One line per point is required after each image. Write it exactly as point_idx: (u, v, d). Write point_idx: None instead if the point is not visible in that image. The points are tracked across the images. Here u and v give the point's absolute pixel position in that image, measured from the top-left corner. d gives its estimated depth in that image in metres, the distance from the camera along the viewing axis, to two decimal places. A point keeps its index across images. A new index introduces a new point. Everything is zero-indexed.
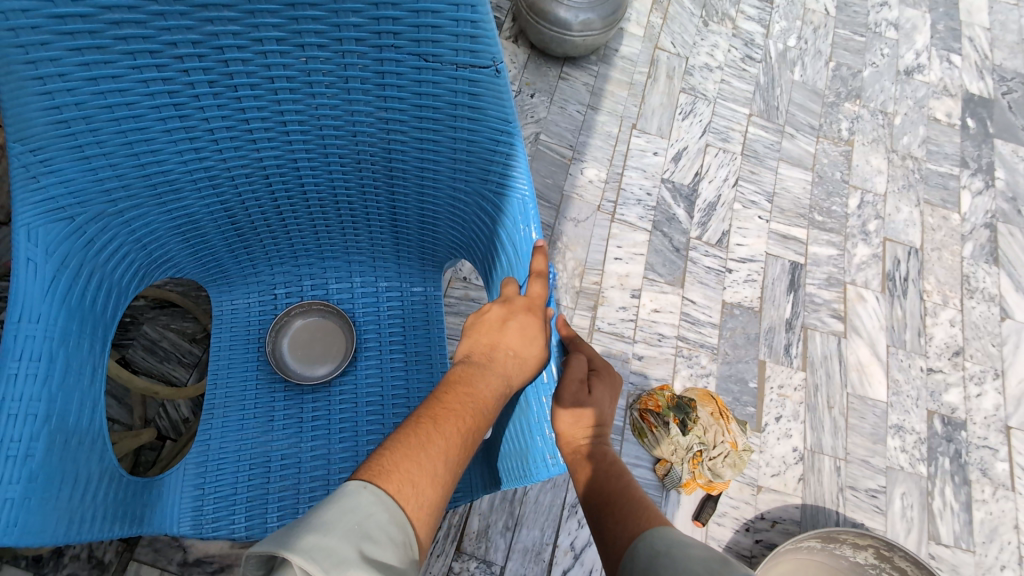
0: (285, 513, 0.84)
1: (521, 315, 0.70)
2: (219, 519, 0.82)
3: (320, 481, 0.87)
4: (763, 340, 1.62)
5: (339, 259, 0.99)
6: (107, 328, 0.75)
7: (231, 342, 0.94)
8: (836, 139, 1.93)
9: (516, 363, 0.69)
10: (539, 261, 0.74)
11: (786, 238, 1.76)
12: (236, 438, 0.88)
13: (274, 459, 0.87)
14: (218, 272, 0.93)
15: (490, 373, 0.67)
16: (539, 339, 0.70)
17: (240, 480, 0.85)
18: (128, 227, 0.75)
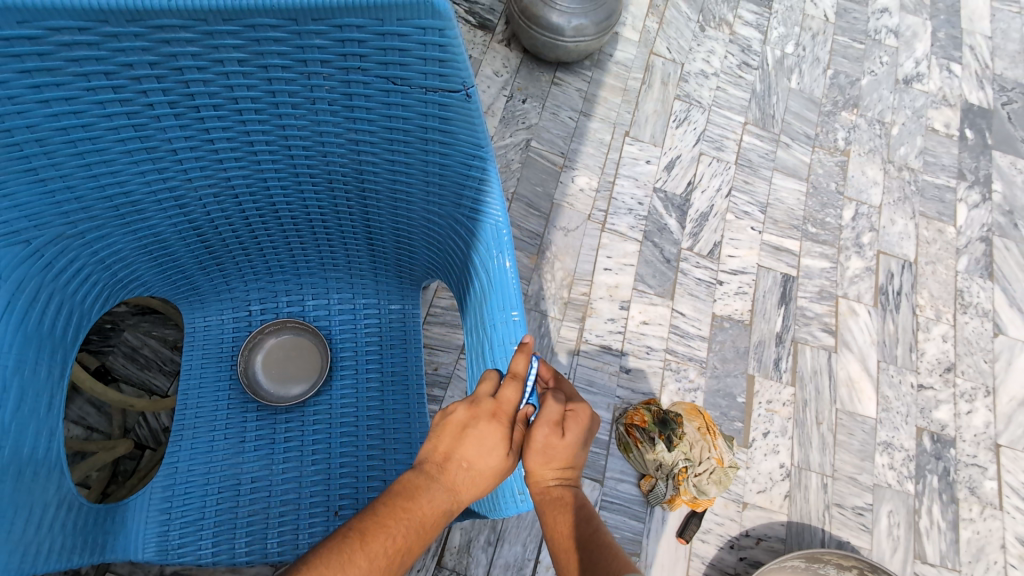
0: (254, 537, 0.83)
1: (480, 425, 0.66)
2: (185, 545, 0.81)
3: (291, 505, 0.85)
4: (752, 353, 1.61)
5: (315, 276, 0.97)
6: (65, 351, 0.74)
7: (204, 361, 0.93)
8: (832, 149, 1.90)
9: (464, 495, 0.65)
10: (512, 388, 0.68)
11: (778, 250, 1.74)
12: (205, 459, 0.86)
13: (244, 482, 0.86)
14: (190, 289, 0.91)
15: (436, 498, 0.64)
16: (499, 444, 0.65)
17: (208, 502, 0.83)
18: (90, 247, 0.74)
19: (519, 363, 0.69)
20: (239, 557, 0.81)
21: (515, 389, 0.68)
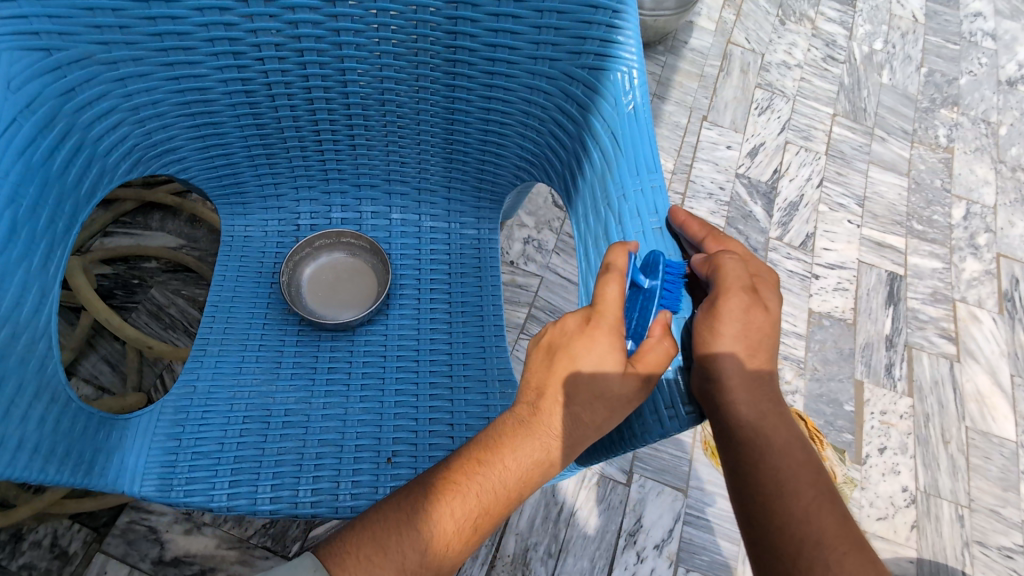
0: (282, 481, 0.64)
1: (577, 344, 0.54)
2: (194, 483, 0.63)
3: (331, 446, 0.67)
4: (859, 357, 1.38)
5: (378, 189, 0.82)
6: (73, 208, 0.60)
7: (240, 274, 0.77)
8: (933, 145, 1.71)
9: (572, 435, 0.54)
10: (611, 282, 0.55)
11: (880, 246, 1.53)
12: (230, 383, 0.69)
13: (275, 414, 0.68)
14: (233, 186, 0.77)
15: (528, 442, 0.54)
16: (606, 365, 0.53)
17: (228, 432, 0.66)
18: (123, 86, 0.61)
19: (615, 285, 0.55)
20: (261, 504, 0.62)
21: (617, 282, 0.55)
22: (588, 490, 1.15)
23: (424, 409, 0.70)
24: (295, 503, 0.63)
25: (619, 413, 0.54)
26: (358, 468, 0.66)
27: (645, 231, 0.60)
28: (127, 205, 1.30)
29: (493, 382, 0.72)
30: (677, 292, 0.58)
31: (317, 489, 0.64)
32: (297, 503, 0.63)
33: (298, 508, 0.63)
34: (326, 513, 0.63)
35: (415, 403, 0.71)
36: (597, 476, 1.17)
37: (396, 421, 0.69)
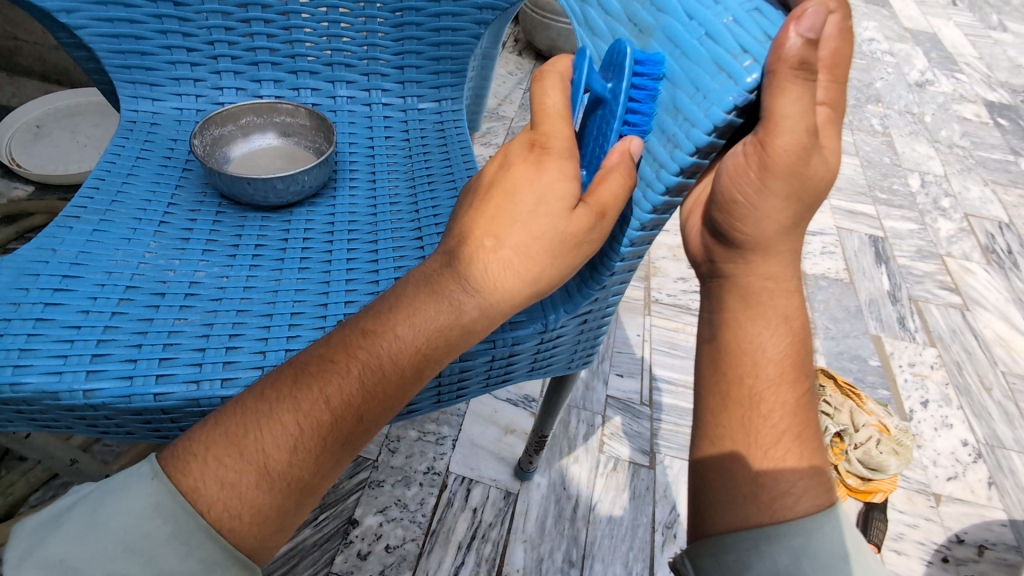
0: (177, 357, 0.48)
1: (518, 170, 0.40)
2: (37, 350, 0.47)
3: (255, 313, 0.53)
4: (867, 313, 1.28)
5: (320, 77, 0.73)
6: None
7: (141, 153, 0.64)
8: (871, 132, 1.78)
9: (496, 287, 0.39)
10: (553, 89, 0.41)
11: (853, 213, 1.51)
12: (115, 250, 0.55)
13: (175, 283, 0.54)
14: (136, 59, 0.66)
15: (434, 312, 0.40)
16: (546, 192, 0.38)
17: (100, 302, 0.51)
18: None
19: (554, 93, 0.41)
20: (142, 388, 0.46)
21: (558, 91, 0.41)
22: (605, 479, 0.92)
23: (385, 271, 0.57)
24: (197, 376, 0.47)
25: (564, 264, 0.40)
26: (295, 330, 0.52)
27: None
28: (38, 218, 1.04)
29: None
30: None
31: (232, 363, 0.49)
32: (198, 384, 0.47)
33: (199, 391, 0.47)
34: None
35: (370, 266, 0.58)
36: (613, 460, 0.95)
37: (346, 290, 0.55)
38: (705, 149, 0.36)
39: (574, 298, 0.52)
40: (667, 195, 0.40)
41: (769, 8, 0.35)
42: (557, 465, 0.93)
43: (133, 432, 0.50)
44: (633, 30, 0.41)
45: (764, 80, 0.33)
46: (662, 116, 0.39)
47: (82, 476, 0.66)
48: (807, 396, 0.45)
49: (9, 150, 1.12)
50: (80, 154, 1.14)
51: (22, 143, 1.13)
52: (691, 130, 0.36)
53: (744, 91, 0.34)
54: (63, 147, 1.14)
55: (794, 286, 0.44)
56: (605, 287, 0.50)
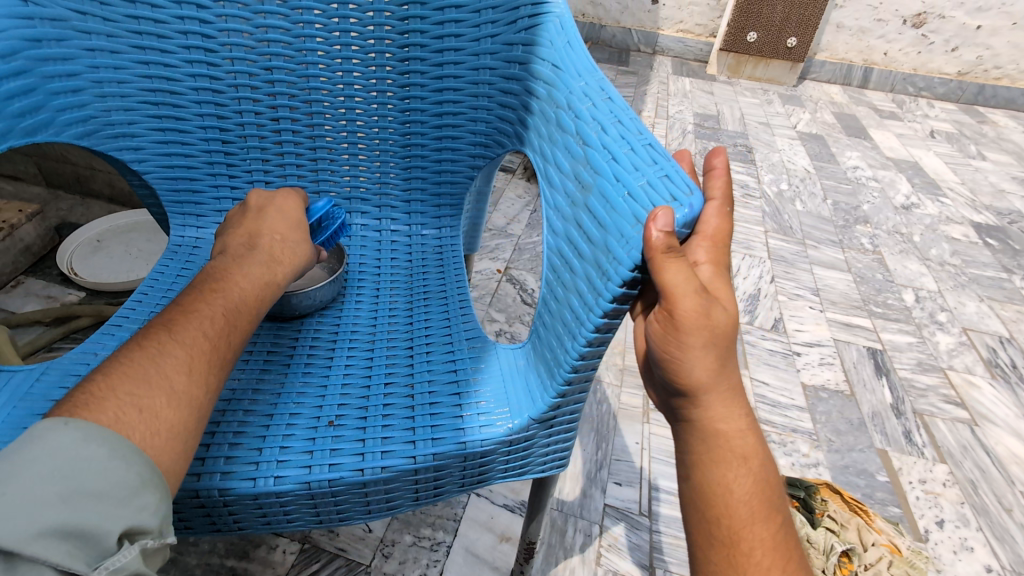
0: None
1: (268, 214, 0.65)
2: None
3: (259, 413, 0.58)
4: (871, 426, 1.28)
5: (339, 209, 0.85)
6: (6, 131, 0.60)
7: (182, 271, 0.75)
8: (862, 249, 1.88)
9: (282, 260, 0.61)
10: (290, 197, 0.69)
11: (850, 326, 1.55)
12: None
13: None
14: (188, 196, 0.80)
15: (254, 273, 0.58)
16: (289, 228, 0.65)
17: None
18: (94, 62, 0.67)
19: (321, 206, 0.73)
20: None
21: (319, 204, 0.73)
22: None
23: (379, 377, 0.63)
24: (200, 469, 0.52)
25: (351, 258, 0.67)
26: (293, 428, 0.57)
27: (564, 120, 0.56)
28: (85, 320, 1.15)
29: (459, 343, 0.67)
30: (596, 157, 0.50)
31: (231, 458, 0.54)
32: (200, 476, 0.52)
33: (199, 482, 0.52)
34: (240, 487, 0.52)
35: (366, 371, 0.64)
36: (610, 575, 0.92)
37: (342, 392, 0.61)
38: (630, 282, 0.44)
39: (537, 404, 0.56)
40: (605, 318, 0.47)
41: (676, 175, 0.45)
42: None
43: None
44: (579, 186, 0.52)
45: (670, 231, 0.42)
46: (598, 254, 0.48)
47: None
48: (780, 530, 0.50)
49: (70, 261, 1.26)
50: (130, 264, 1.28)
51: (82, 256, 1.28)
52: (617, 267, 0.45)
53: (654, 239, 0.42)
54: (116, 259, 1.28)
55: (749, 423, 0.49)
56: (565, 394, 0.54)
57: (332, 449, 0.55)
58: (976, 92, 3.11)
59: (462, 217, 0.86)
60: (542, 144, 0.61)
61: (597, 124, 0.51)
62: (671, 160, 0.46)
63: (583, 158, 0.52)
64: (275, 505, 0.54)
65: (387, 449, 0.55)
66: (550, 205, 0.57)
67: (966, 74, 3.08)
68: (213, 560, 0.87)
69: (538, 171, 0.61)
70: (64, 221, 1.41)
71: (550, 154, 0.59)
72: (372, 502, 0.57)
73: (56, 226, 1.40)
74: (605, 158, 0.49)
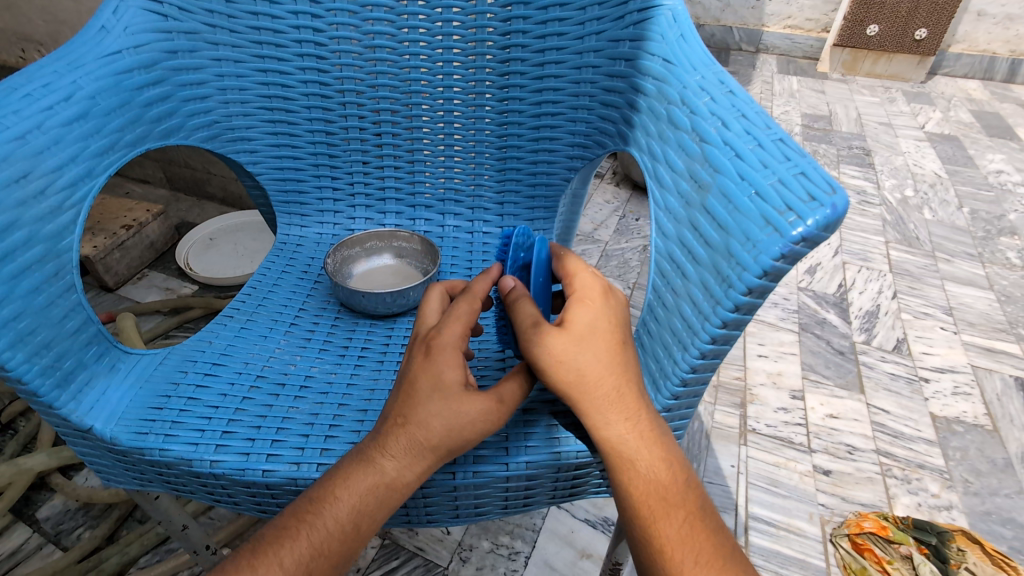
0: (286, 441, 0.55)
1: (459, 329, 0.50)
2: (182, 423, 0.56)
3: (355, 408, 0.59)
4: (1021, 470, 1.09)
5: (433, 210, 0.86)
6: (144, 134, 0.65)
7: (287, 268, 0.78)
8: (1007, 265, 1.63)
9: (443, 428, 0.47)
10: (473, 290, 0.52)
11: (992, 352, 1.35)
12: (254, 344, 0.66)
13: (294, 375, 0.63)
14: (295, 196, 0.84)
15: (391, 457, 0.47)
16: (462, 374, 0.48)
17: (236, 387, 0.60)
18: (219, 70, 0.73)
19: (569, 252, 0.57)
20: (256, 463, 0.53)
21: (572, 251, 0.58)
22: None
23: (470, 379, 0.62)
24: (301, 457, 0.54)
25: (582, 356, 0.47)
26: None
27: (677, 118, 0.53)
28: (195, 311, 1.26)
29: None
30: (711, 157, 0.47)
31: (327, 450, 0.55)
32: (299, 465, 0.54)
33: (298, 471, 0.53)
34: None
35: None
36: None
37: None
38: (757, 290, 0.40)
39: None
40: (724, 329, 0.43)
41: (813, 174, 0.41)
42: None
43: (241, 502, 0.57)
44: (694, 185, 0.48)
45: (808, 234, 0.38)
46: (717, 259, 0.44)
47: (187, 543, 0.72)
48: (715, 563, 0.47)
49: (186, 257, 1.39)
50: (236, 262, 1.39)
51: (196, 253, 1.41)
52: (742, 273, 0.41)
53: (790, 241, 0.38)
54: (225, 256, 1.40)
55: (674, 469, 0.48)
56: (671, 408, 0.50)
57: None
58: None
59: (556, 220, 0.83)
60: (649, 143, 0.58)
61: (716, 120, 0.48)
62: (805, 159, 0.42)
63: (700, 156, 0.48)
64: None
65: (480, 452, 0.55)
66: (657, 206, 0.54)
67: None
68: None
69: (646, 171, 0.58)
70: (184, 221, 1.57)
71: (659, 154, 0.56)
72: (461, 505, 0.56)
73: (176, 225, 1.55)
74: (726, 154, 0.45)
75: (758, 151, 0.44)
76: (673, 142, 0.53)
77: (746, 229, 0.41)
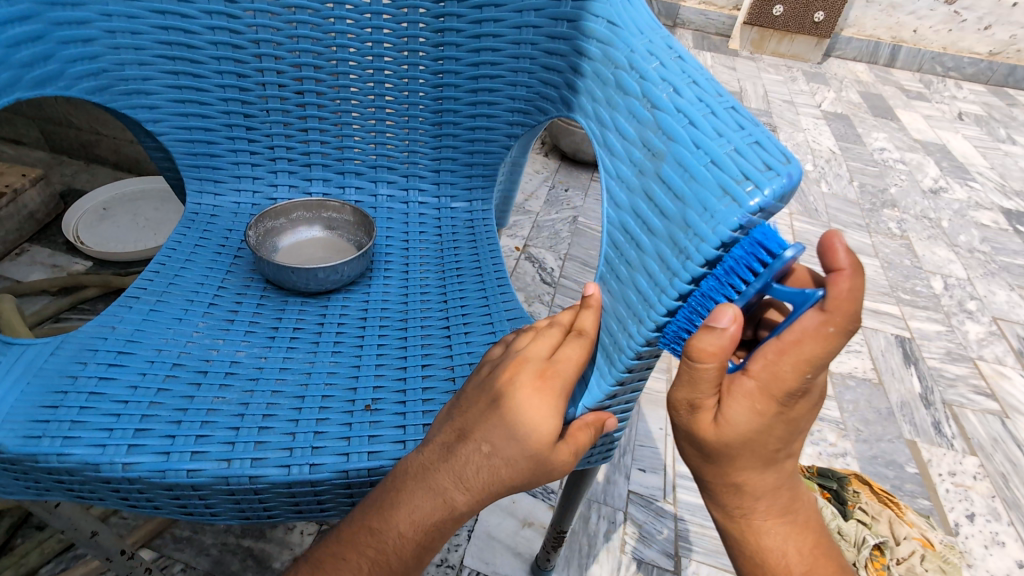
0: (213, 435, 0.50)
1: (562, 359, 0.47)
2: (85, 422, 0.49)
3: (290, 395, 0.55)
4: (900, 416, 1.24)
5: (364, 177, 0.81)
6: (13, 81, 0.56)
7: (200, 241, 0.70)
8: (889, 234, 1.82)
9: (513, 463, 0.44)
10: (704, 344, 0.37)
11: (877, 313, 1.51)
12: (166, 329, 0.59)
13: (217, 362, 0.57)
14: (205, 160, 0.74)
15: (455, 484, 0.44)
16: (546, 411, 0.44)
17: (148, 377, 0.54)
18: (106, 9, 0.63)
19: (848, 281, 0.33)
20: (178, 462, 0.48)
21: (860, 282, 0.33)
22: None
23: (415, 358, 0.60)
24: (232, 454, 0.49)
25: (731, 453, 0.42)
26: (328, 411, 0.53)
27: (627, 84, 0.51)
28: (91, 291, 1.11)
29: (500, 322, 0.64)
30: (665, 124, 0.45)
31: (263, 443, 0.50)
32: (229, 461, 0.48)
33: (229, 468, 0.48)
34: (272, 475, 0.48)
35: (401, 351, 0.60)
36: (635, 562, 0.90)
37: (376, 374, 0.58)
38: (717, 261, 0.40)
39: (594, 393, 0.51)
40: (682, 301, 0.42)
41: (767, 144, 0.40)
42: (576, 566, 0.89)
43: (161, 506, 0.51)
44: (647, 153, 0.47)
45: (766, 204, 0.37)
46: (673, 229, 0.43)
47: (97, 550, 0.66)
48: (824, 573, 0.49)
49: (76, 229, 1.21)
50: (137, 235, 1.23)
51: (88, 224, 1.23)
52: (701, 245, 0.40)
53: (748, 212, 0.37)
54: (123, 228, 1.24)
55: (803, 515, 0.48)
56: (622, 384, 0.49)
57: (371, 435, 0.51)
58: (1006, 74, 3.00)
59: (494, 189, 0.81)
60: (597, 108, 0.56)
61: (668, 86, 0.46)
62: (759, 127, 0.42)
63: (652, 123, 0.47)
64: (308, 494, 0.50)
65: None
66: (609, 174, 0.52)
67: (996, 55, 2.97)
68: (229, 539, 0.85)
69: (594, 138, 0.56)
70: (70, 188, 1.37)
71: (608, 120, 0.54)
72: None
73: (60, 193, 1.35)
74: (680, 122, 0.44)
75: (713, 119, 0.43)
76: (623, 108, 0.51)
77: (704, 200, 0.40)
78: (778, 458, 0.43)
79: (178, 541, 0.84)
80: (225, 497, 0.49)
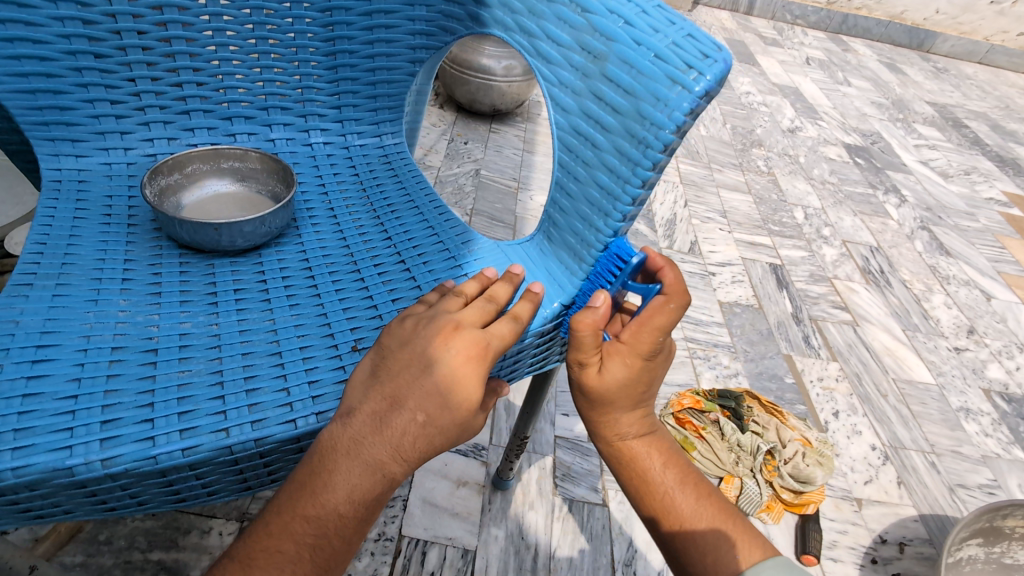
0: (197, 409, 0.45)
1: (490, 327, 0.46)
2: (36, 428, 0.41)
3: (258, 354, 0.50)
4: (778, 335, 1.40)
5: (255, 122, 0.72)
6: None
7: (77, 212, 0.59)
8: (759, 172, 1.99)
9: (446, 427, 0.42)
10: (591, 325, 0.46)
11: (754, 245, 1.66)
12: (86, 311, 0.50)
13: (167, 335, 0.50)
14: (55, 115, 0.61)
15: (391, 456, 0.42)
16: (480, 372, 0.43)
17: (90, 367, 0.46)
18: None
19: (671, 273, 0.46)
20: (167, 445, 0.42)
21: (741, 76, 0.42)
22: (560, 524, 0.91)
23: (380, 292, 0.57)
24: (224, 426, 0.44)
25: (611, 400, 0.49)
26: (308, 359, 0.50)
27: None
28: None
29: (457, 248, 0.63)
30: (600, 23, 0.46)
31: (256, 405, 0.46)
32: (226, 431, 0.44)
33: (229, 437, 0.44)
34: (279, 432, 0.45)
35: (359, 288, 0.58)
36: (567, 502, 0.94)
37: (347, 316, 0.55)
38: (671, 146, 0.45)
39: (567, 290, 0.54)
40: (643, 187, 0.48)
41: (698, 35, 0.44)
42: (513, 514, 0.91)
43: (148, 501, 0.45)
44: (587, 56, 0.48)
45: (710, 89, 0.43)
46: (628, 124, 0.46)
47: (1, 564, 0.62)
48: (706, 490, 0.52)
49: None
50: None
51: None
52: (659, 132, 0.44)
53: (697, 97, 0.42)
54: None
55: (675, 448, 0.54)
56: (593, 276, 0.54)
57: None
58: (840, 21, 3.34)
59: (403, 121, 0.77)
60: (518, 21, 0.54)
61: None
62: (685, 20, 0.46)
63: (587, 27, 0.47)
64: None
65: None
66: (548, 83, 0.52)
67: (833, 4, 3.30)
68: (134, 556, 0.76)
69: (518, 48, 0.54)
70: None
71: (531, 28, 0.52)
72: None
73: None
74: (614, 22, 0.46)
75: (644, 16, 0.45)
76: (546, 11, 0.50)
77: (655, 91, 0.44)
78: (644, 409, 0.51)
79: (69, 570, 0.73)
80: (227, 469, 0.45)
